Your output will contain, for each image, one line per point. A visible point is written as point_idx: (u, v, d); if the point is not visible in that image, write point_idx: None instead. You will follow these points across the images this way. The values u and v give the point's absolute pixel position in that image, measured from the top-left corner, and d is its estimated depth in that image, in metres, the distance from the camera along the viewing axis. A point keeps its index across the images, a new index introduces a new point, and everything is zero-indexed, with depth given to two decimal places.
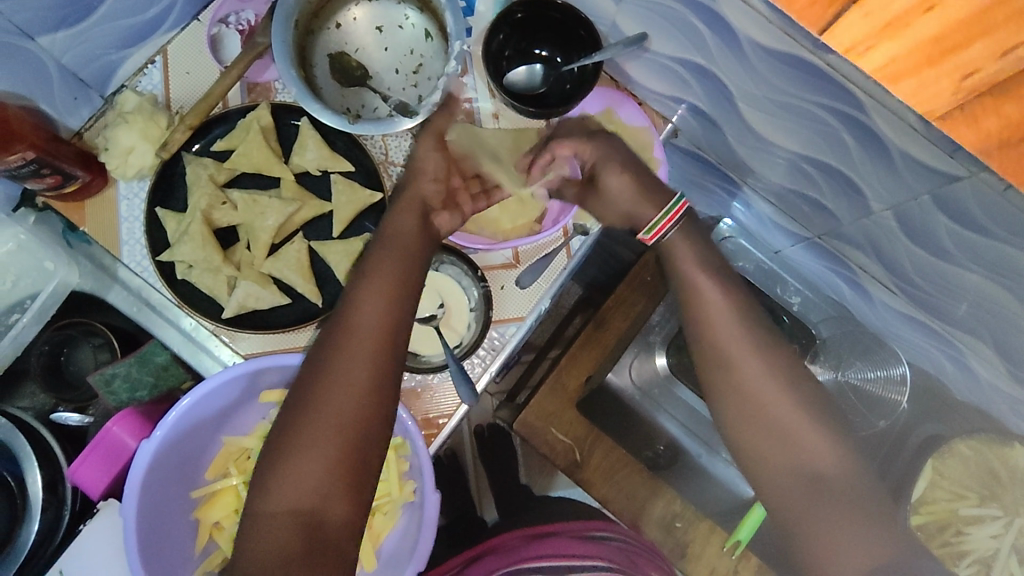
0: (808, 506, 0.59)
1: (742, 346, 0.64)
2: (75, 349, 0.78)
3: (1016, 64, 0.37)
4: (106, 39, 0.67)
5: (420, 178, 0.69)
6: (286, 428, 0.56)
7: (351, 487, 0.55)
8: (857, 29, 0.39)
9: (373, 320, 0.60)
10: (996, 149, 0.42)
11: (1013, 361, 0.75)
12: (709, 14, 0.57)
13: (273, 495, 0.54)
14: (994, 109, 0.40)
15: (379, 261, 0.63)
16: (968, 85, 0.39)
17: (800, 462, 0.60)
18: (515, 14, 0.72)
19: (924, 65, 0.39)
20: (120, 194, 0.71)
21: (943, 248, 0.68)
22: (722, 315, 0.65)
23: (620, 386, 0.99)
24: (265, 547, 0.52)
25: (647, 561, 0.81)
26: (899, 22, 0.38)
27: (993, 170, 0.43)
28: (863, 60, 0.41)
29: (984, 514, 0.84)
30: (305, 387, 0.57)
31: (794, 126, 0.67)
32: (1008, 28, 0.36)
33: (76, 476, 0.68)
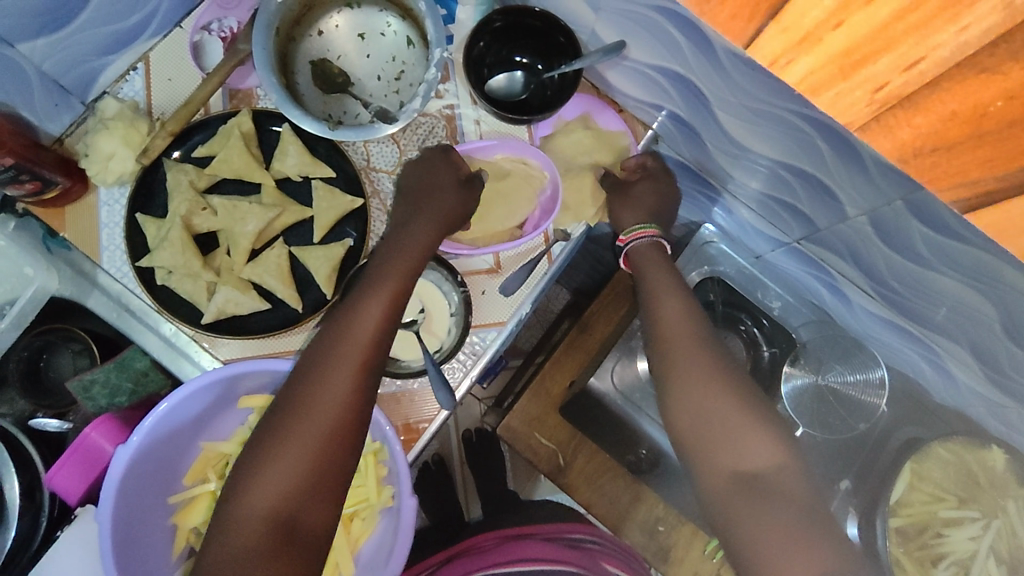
0: (745, 506, 0.60)
1: (691, 350, 0.68)
2: (54, 354, 0.78)
3: (921, 78, 0.37)
4: (86, 46, 0.67)
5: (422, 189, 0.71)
6: (272, 430, 0.57)
7: (328, 496, 0.56)
8: (775, 42, 0.40)
9: (372, 331, 0.61)
10: (913, 156, 0.43)
11: (989, 365, 0.76)
12: (683, 23, 0.58)
13: (253, 495, 0.54)
14: (906, 119, 0.40)
15: (380, 271, 0.65)
16: (880, 96, 0.39)
17: (744, 462, 0.61)
18: (495, 23, 0.73)
19: (840, 78, 0.40)
20: (101, 200, 0.72)
21: (919, 254, 0.68)
22: (676, 320, 0.70)
23: (602, 390, 0.99)
24: (235, 549, 0.53)
25: (616, 563, 0.82)
26: (812, 37, 0.38)
27: (913, 172, 0.46)
28: (787, 71, 0.42)
29: (962, 517, 0.86)
30: (294, 391, 0.58)
31: (771, 134, 0.67)
32: (912, 41, 0.35)
33: (53, 483, 0.68)
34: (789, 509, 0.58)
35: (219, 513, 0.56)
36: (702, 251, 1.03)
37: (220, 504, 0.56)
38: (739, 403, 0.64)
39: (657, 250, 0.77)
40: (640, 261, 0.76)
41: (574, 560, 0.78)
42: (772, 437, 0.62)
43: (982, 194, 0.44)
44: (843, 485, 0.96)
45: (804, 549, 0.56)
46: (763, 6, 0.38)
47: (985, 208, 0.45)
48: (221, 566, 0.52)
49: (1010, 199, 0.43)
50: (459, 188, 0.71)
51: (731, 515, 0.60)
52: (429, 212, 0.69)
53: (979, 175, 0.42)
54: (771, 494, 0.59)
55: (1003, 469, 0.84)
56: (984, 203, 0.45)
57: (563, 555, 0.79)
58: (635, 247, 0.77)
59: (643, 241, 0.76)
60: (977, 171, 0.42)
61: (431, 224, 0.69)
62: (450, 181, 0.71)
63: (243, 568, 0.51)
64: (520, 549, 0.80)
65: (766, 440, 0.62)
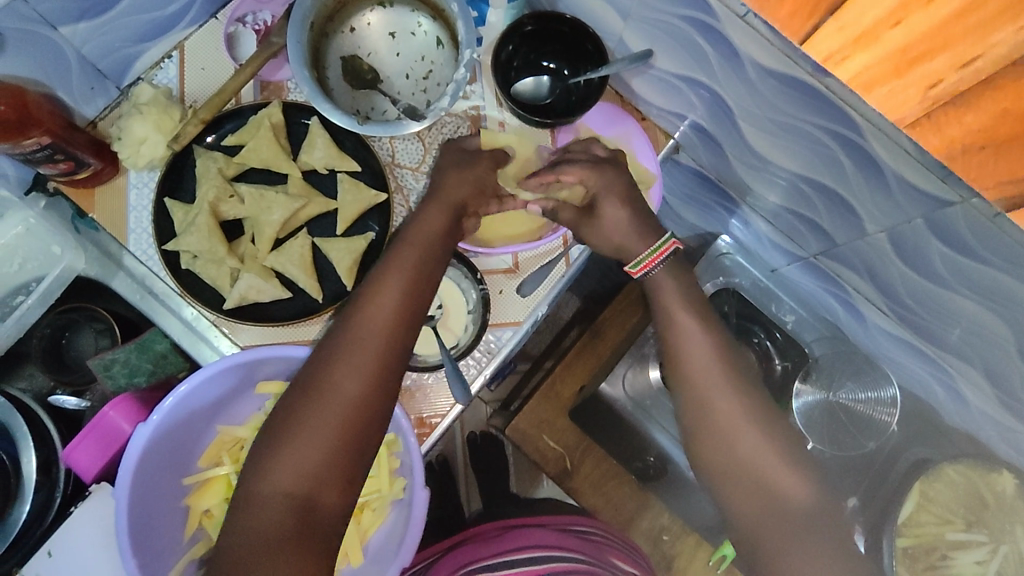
0: (779, 547, 0.58)
1: (720, 384, 0.65)
2: (76, 333, 0.79)
3: (976, 75, 0.41)
4: (125, 32, 0.69)
5: (446, 170, 0.71)
6: (290, 409, 0.56)
7: (349, 476, 0.55)
8: (834, 39, 0.44)
9: (391, 314, 0.60)
10: (960, 153, 0.46)
11: (1002, 388, 0.76)
12: (711, 34, 0.59)
13: (271, 474, 0.53)
14: (956, 118, 0.44)
15: (400, 255, 0.64)
16: (934, 93, 0.43)
17: (775, 504, 0.60)
18: (525, 27, 0.74)
19: (895, 75, 0.43)
20: (130, 182, 0.73)
21: (936, 273, 0.69)
22: (699, 355, 0.67)
23: (613, 397, 0.97)
24: (258, 526, 0.51)
25: (617, 553, 0.82)
26: (870, 36, 0.41)
27: (957, 169, 0.49)
28: (841, 68, 0.46)
29: (970, 540, 0.87)
30: (314, 371, 0.57)
31: (794, 147, 0.68)
32: (969, 40, 0.39)
33: (70, 459, 0.69)
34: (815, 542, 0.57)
35: (239, 492, 0.54)
36: (716, 262, 1.03)
37: (239, 484, 0.55)
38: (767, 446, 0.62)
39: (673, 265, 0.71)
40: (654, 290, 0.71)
41: (576, 547, 0.79)
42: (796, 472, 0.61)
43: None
44: (851, 502, 0.95)
45: None
46: (825, 5, 0.41)
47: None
48: (241, 545, 0.51)
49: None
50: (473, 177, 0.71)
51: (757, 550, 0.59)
52: (441, 199, 0.68)
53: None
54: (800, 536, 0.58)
55: (1013, 494, 0.85)
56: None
57: (571, 544, 0.79)
58: (651, 275, 0.71)
59: (656, 269, 0.70)
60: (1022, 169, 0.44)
61: (445, 210, 0.68)
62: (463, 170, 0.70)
63: (263, 548, 0.50)
64: (527, 536, 0.81)
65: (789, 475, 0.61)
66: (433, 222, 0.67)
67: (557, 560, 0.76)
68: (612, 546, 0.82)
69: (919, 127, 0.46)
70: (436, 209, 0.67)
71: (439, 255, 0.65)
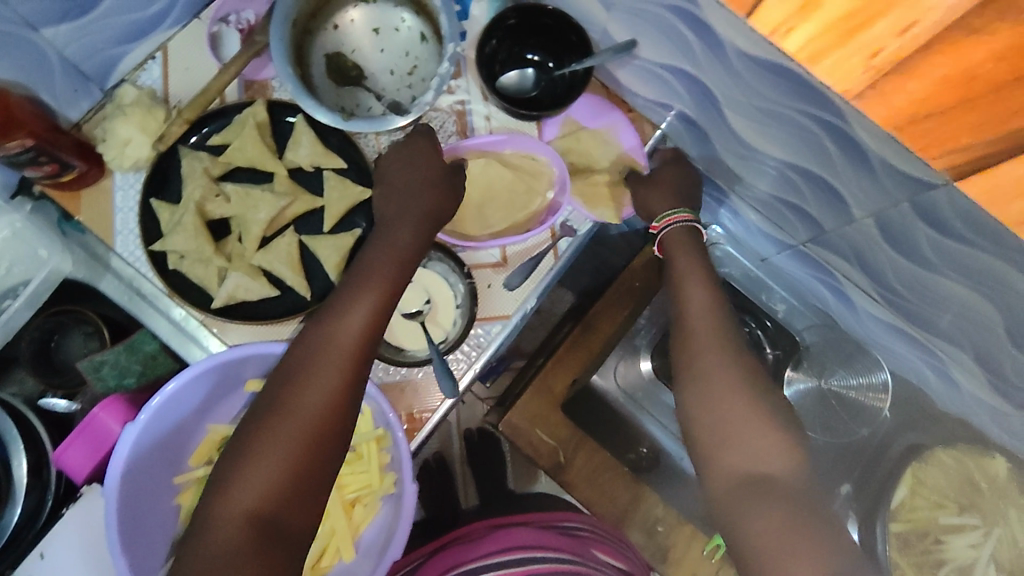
0: (749, 504, 0.58)
1: (716, 352, 0.67)
2: (64, 337, 0.79)
3: (915, 41, 0.39)
4: (107, 33, 0.69)
5: (420, 177, 0.70)
6: (254, 432, 0.55)
7: (313, 497, 0.55)
8: (778, 11, 0.43)
9: (358, 336, 0.60)
10: (906, 123, 0.45)
11: (993, 371, 0.76)
12: (694, 22, 0.59)
13: (234, 492, 0.52)
14: (900, 86, 0.43)
15: (367, 274, 0.64)
16: (876, 63, 0.42)
17: (756, 464, 0.60)
18: (508, 20, 0.74)
19: (840, 44, 0.42)
20: (116, 184, 0.73)
21: (924, 257, 0.69)
22: (706, 322, 0.70)
23: (604, 388, 1.01)
24: (216, 547, 0.50)
25: (604, 548, 0.83)
26: (812, 4, 0.40)
27: (903, 141, 0.48)
28: (786, 41, 0.44)
29: (963, 523, 0.91)
30: (280, 394, 0.57)
31: (779, 134, 0.68)
32: (906, 5, 0.38)
33: (60, 460, 0.69)
34: (798, 526, 0.55)
35: (199, 515, 0.53)
36: (707, 252, 1.02)
37: (199, 506, 0.54)
38: (761, 414, 0.63)
39: (688, 235, 0.77)
40: (674, 251, 0.76)
41: (567, 547, 0.79)
42: (789, 442, 0.61)
43: (971, 161, 0.46)
44: (844, 489, 0.95)
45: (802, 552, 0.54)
46: None
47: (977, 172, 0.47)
48: (201, 565, 0.50)
49: (1003, 163, 0.45)
50: (443, 184, 0.70)
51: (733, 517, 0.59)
52: (413, 214, 0.68)
53: (970, 140, 0.44)
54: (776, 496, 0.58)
55: (1005, 477, 0.88)
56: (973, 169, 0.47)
57: (558, 543, 0.79)
58: (668, 233, 0.77)
59: (675, 227, 0.77)
60: (967, 135, 0.44)
61: (415, 227, 0.68)
62: (440, 177, 0.70)
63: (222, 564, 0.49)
64: (514, 537, 0.80)
65: (779, 441, 0.61)
66: (401, 242, 0.67)
67: (546, 559, 0.75)
68: (601, 542, 0.84)
69: (865, 98, 0.45)
70: (405, 225, 0.68)
71: (407, 277, 0.66)
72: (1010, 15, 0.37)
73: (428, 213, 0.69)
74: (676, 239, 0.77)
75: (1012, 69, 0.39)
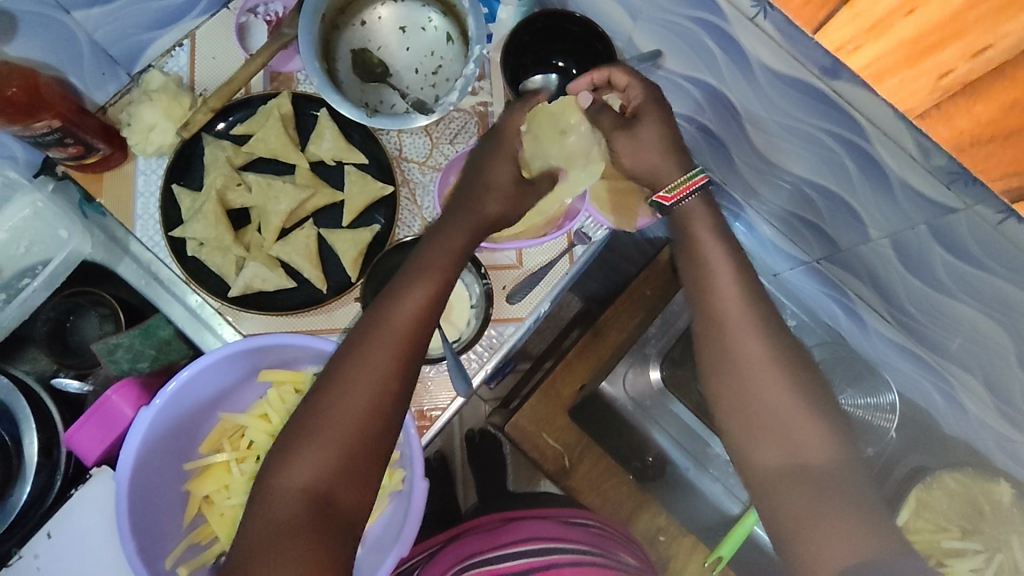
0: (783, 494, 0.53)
1: (747, 329, 0.58)
2: (80, 318, 0.79)
3: (988, 65, 0.40)
4: (137, 18, 0.69)
5: (487, 179, 0.67)
6: (311, 406, 0.55)
7: (368, 473, 0.54)
8: (846, 29, 0.43)
9: (416, 313, 0.59)
10: (970, 145, 0.46)
11: (1001, 398, 0.76)
12: (723, 36, 0.60)
13: (290, 469, 0.52)
14: (966, 109, 0.43)
15: (428, 252, 0.62)
16: (945, 84, 0.42)
17: (790, 451, 0.54)
18: (535, 24, 0.74)
19: (906, 65, 0.42)
20: (139, 168, 0.74)
21: (938, 280, 0.69)
22: (734, 299, 0.60)
23: (613, 396, 0.99)
24: (270, 520, 0.50)
25: (620, 547, 0.81)
26: (884, 23, 0.40)
27: (964, 162, 0.48)
28: (852, 57, 0.44)
29: (966, 548, 0.84)
30: (337, 367, 0.56)
31: (800, 151, 0.68)
32: (981, 30, 0.38)
33: (71, 440, 0.70)
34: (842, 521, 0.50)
35: (256, 485, 0.54)
36: None
37: (257, 476, 0.54)
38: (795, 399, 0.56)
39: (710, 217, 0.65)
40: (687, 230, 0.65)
41: (585, 540, 0.78)
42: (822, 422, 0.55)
43: None
44: None
45: (833, 540, 0.50)
46: None
47: None
48: (259, 536, 0.50)
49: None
50: (507, 182, 0.68)
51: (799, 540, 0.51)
52: (474, 208, 0.66)
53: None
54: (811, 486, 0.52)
55: (1009, 503, 0.85)
56: None
57: (575, 535, 0.79)
58: (682, 206, 0.66)
59: (691, 197, 0.65)
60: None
61: (469, 214, 0.65)
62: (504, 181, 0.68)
63: (279, 538, 0.49)
64: (530, 528, 0.81)
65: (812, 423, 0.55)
66: (459, 226, 0.65)
67: (564, 551, 0.75)
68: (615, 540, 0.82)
69: (929, 118, 0.45)
70: (468, 211, 0.65)
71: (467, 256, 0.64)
72: None
73: (490, 207, 0.66)
74: (695, 211, 0.65)
75: None
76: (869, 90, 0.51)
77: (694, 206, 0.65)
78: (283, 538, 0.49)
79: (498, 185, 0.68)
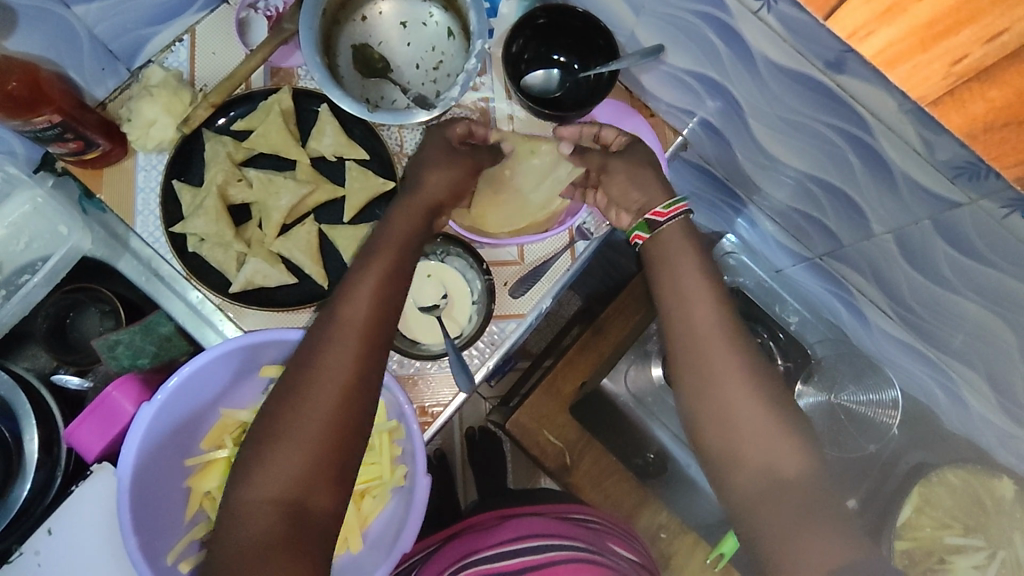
0: (766, 507, 0.54)
1: (719, 342, 0.60)
2: (80, 314, 0.80)
3: (1003, 49, 0.40)
4: (137, 13, 0.69)
5: (427, 164, 0.69)
6: (271, 418, 0.54)
7: (338, 478, 0.54)
8: (859, 13, 0.43)
9: (367, 313, 0.58)
10: (982, 132, 0.46)
11: (1005, 393, 0.76)
12: (726, 30, 0.59)
13: (256, 482, 0.52)
14: (980, 94, 0.43)
15: (375, 252, 0.62)
16: (958, 69, 0.42)
17: (771, 460, 0.55)
18: (537, 19, 0.73)
19: (919, 50, 0.42)
20: (138, 164, 0.73)
21: (941, 275, 0.69)
22: (702, 313, 0.61)
23: (614, 393, 0.93)
24: (242, 537, 0.49)
25: (617, 540, 0.82)
26: (897, 7, 0.41)
27: (976, 150, 0.48)
28: (865, 44, 0.45)
29: (968, 544, 0.86)
30: (293, 375, 0.56)
31: (803, 146, 0.68)
32: (997, 11, 0.38)
33: (72, 437, 0.69)
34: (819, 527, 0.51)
35: (223, 501, 0.53)
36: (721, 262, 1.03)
37: (223, 494, 0.53)
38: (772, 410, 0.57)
39: (683, 230, 0.66)
40: (665, 246, 0.66)
41: (580, 536, 0.78)
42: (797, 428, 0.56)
43: None
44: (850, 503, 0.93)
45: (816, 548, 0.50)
46: None
47: None
48: (232, 553, 0.49)
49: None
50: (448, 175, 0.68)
51: (781, 554, 0.52)
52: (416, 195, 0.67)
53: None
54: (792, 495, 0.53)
55: (1012, 499, 0.85)
56: None
57: (572, 531, 0.79)
58: (671, 225, 0.66)
59: (678, 219, 0.66)
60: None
61: (420, 211, 0.66)
62: (442, 161, 0.69)
63: (253, 552, 0.48)
64: (527, 524, 0.80)
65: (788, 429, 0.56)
66: (408, 221, 0.65)
67: (561, 547, 0.74)
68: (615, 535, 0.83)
69: (942, 105, 0.45)
70: (417, 208, 0.66)
71: (415, 252, 0.64)
72: None
73: (434, 195, 0.67)
74: (673, 237, 0.66)
75: None
76: (874, 83, 0.51)
77: (674, 229, 0.65)
78: (256, 551, 0.48)
79: (437, 165, 0.69)
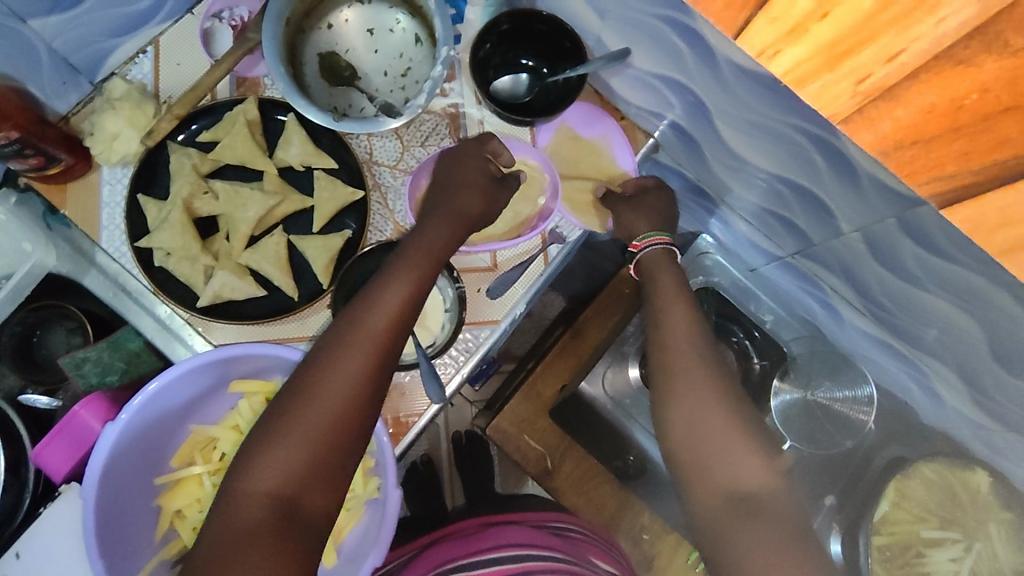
0: (731, 527, 0.55)
1: (693, 364, 0.64)
2: (48, 331, 0.78)
3: (902, 70, 0.40)
4: (97, 26, 0.68)
5: (466, 181, 0.69)
6: (282, 410, 0.55)
7: (335, 479, 0.54)
8: (766, 33, 0.43)
9: (387, 321, 0.59)
10: (894, 150, 0.46)
11: (975, 387, 0.77)
12: (690, 35, 0.59)
13: (256, 474, 0.53)
14: (887, 113, 0.43)
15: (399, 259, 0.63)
16: (863, 89, 0.42)
17: (738, 481, 0.57)
18: (501, 25, 0.73)
19: (827, 68, 0.42)
20: (103, 178, 0.72)
21: (909, 272, 0.69)
22: (678, 335, 0.67)
23: (592, 395, 1.01)
24: (234, 526, 0.50)
25: (596, 551, 0.82)
26: (800, 27, 0.41)
27: (892, 167, 0.48)
28: (775, 62, 0.45)
29: (944, 537, 0.88)
30: (307, 372, 0.56)
31: (770, 148, 0.68)
32: (894, 32, 0.38)
33: (40, 458, 0.68)
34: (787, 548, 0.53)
35: (221, 490, 0.54)
36: (697, 262, 1.03)
37: (223, 482, 0.54)
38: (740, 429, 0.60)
39: (668, 257, 0.75)
40: (652, 269, 0.74)
41: (557, 546, 0.77)
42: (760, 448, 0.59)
43: (955, 188, 0.46)
44: (827, 501, 0.96)
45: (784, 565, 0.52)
46: None
47: (959, 201, 0.47)
48: (222, 542, 0.50)
49: (987, 193, 0.45)
50: (483, 186, 0.70)
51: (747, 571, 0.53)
52: (446, 211, 0.68)
53: (955, 168, 0.44)
54: (762, 515, 0.55)
55: (988, 492, 0.85)
56: (958, 199, 0.47)
57: (549, 541, 0.79)
58: (646, 254, 0.75)
59: (655, 249, 0.74)
60: (952, 163, 0.44)
61: (450, 221, 0.67)
62: (479, 180, 0.70)
63: (243, 543, 0.49)
64: (506, 534, 0.80)
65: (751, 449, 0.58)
66: (435, 232, 0.66)
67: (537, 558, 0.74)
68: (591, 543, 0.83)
69: (853, 123, 0.45)
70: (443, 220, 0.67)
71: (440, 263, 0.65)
72: (997, 47, 0.37)
73: (465, 211, 0.68)
74: (657, 259, 0.74)
75: (998, 101, 0.39)
76: None
77: (656, 255, 0.74)
78: (246, 542, 0.49)
79: (476, 186, 0.69)
